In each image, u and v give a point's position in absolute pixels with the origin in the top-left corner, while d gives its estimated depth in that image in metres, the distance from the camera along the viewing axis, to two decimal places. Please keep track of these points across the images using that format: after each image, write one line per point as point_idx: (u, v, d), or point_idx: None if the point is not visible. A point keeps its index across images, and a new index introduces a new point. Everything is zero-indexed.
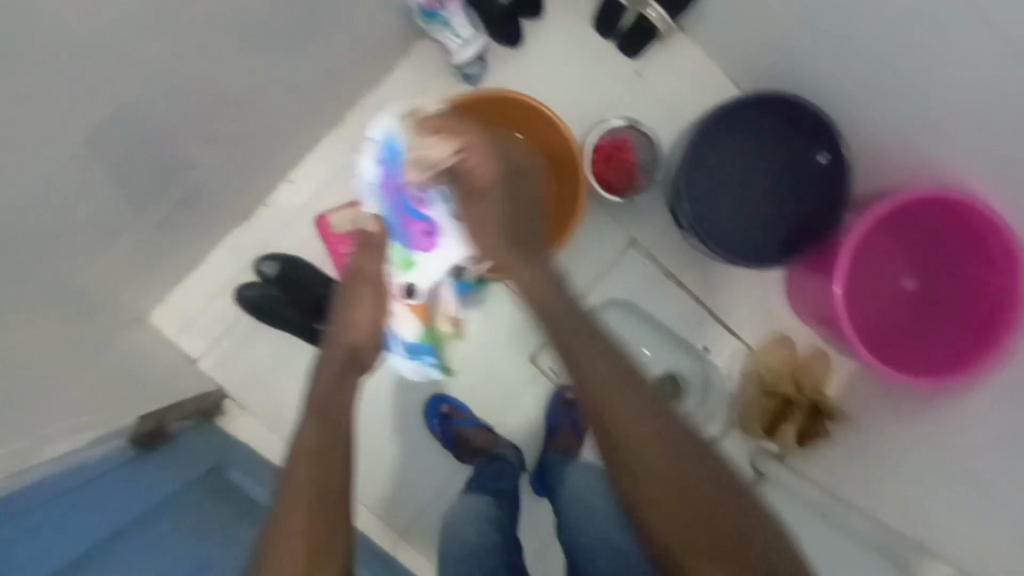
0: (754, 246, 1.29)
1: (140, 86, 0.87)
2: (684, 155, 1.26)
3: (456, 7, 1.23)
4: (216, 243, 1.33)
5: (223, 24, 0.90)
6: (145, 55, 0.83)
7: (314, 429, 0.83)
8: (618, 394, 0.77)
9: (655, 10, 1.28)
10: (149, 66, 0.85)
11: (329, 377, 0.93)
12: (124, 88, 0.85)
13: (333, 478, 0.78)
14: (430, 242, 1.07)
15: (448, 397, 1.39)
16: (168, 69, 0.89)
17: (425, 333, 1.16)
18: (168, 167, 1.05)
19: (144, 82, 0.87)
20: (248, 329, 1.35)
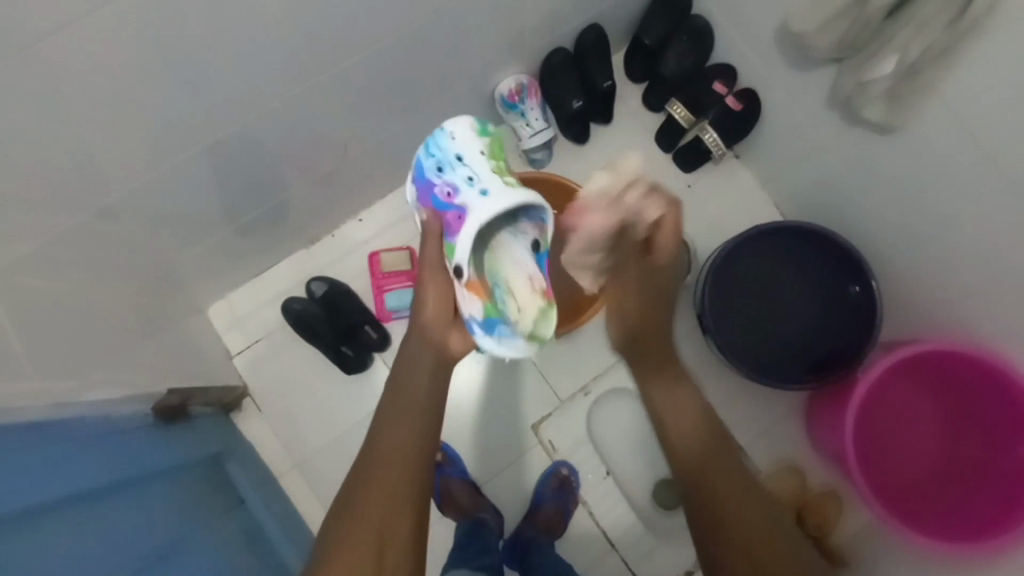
0: (776, 364, 1.31)
1: (260, 124, 1.05)
2: (714, 261, 1.29)
3: (534, 103, 1.40)
4: (281, 258, 1.49)
5: (338, 85, 1.08)
6: (269, 101, 1.02)
7: (398, 418, 0.95)
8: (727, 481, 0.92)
9: (711, 135, 1.40)
10: (269, 110, 1.04)
11: (409, 363, 1.02)
12: (248, 124, 1.03)
13: (402, 463, 0.90)
14: (460, 224, 0.98)
15: (446, 445, 1.44)
16: (287, 115, 1.07)
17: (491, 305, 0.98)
18: (262, 190, 1.23)
19: (264, 122, 1.05)
20: (285, 339, 1.47)
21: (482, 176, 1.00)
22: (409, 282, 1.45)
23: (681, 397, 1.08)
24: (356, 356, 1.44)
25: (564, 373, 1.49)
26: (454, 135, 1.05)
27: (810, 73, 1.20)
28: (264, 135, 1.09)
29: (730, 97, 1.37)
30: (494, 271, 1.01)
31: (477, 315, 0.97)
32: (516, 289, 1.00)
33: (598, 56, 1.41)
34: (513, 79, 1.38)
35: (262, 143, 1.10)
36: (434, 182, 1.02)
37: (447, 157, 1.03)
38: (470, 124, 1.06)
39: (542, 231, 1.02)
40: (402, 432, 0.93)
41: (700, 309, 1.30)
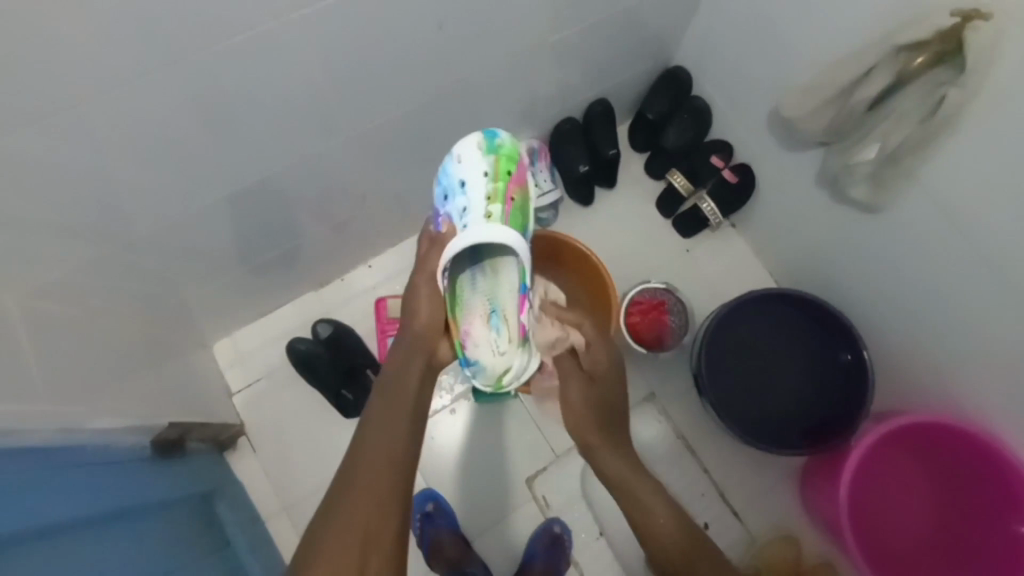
0: (771, 430, 1.33)
1: (285, 171, 1.13)
2: (710, 325, 1.33)
3: (542, 165, 1.48)
4: (290, 299, 1.53)
5: (361, 142, 1.17)
6: (295, 151, 1.09)
7: (387, 432, 0.96)
8: (708, 569, 0.92)
9: (709, 205, 1.48)
10: (295, 159, 1.11)
11: (399, 362, 1.07)
12: (273, 170, 1.11)
13: (387, 479, 0.91)
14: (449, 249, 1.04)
15: (438, 494, 1.42)
16: (310, 164, 1.14)
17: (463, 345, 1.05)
18: (279, 233, 1.28)
19: (288, 169, 1.13)
20: (286, 379, 1.48)
21: (473, 203, 1.03)
22: None
23: (648, 498, 0.99)
24: (355, 401, 1.45)
25: (561, 426, 1.49)
26: (462, 161, 1.08)
27: (798, 153, 1.28)
28: (288, 182, 1.16)
29: (727, 170, 1.46)
30: (492, 301, 1.05)
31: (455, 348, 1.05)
32: (509, 321, 1.05)
33: (604, 126, 1.50)
34: (524, 144, 1.46)
35: (285, 189, 1.17)
36: (444, 204, 1.08)
37: (453, 184, 1.07)
38: (476, 149, 1.07)
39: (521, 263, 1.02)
40: (390, 445, 0.94)
41: (698, 370, 1.33)
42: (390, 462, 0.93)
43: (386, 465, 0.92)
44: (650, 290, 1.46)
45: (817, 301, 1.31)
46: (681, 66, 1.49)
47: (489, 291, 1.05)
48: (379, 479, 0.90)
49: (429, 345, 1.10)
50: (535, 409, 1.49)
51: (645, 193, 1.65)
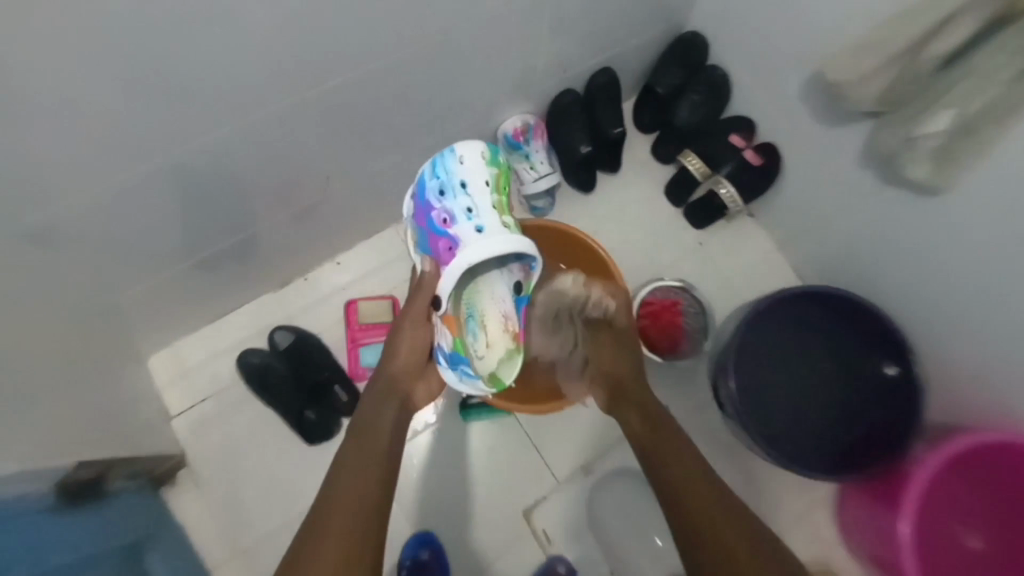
0: (802, 450, 1.16)
1: (226, 148, 0.89)
2: (740, 326, 1.14)
3: (539, 145, 1.27)
4: (242, 303, 1.29)
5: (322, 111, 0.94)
6: (238, 121, 0.86)
7: (357, 486, 0.80)
8: (711, 513, 0.81)
9: (728, 189, 1.30)
10: (238, 133, 0.88)
11: (371, 409, 0.94)
12: (209, 146, 0.87)
13: (353, 539, 0.73)
14: (451, 255, 0.99)
15: (438, 540, 1.23)
16: (258, 139, 0.91)
17: (456, 343, 1.02)
18: (222, 223, 1.05)
19: (228, 144, 0.89)
20: (238, 397, 1.25)
21: (479, 211, 1.00)
22: (388, 337, 1.28)
23: (666, 443, 0.93)
24: (322, 424, 1.22)
25: (561, 447, 1.31)
26: (463, 166, 1.02)
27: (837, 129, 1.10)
28: (231, 162, 0.93)
29: (750, 150, 1.27)
30: (469, 307, 1.03)
31: (444, 346, 1.01)
32: (487, 327, 1.03)
33: (609, 102, 1.29)
34: (519, 119, 1.25)
35: (228, 170, 0.94)
36: (437, 202, 1.00)
37: (453, 186, 1.01)
38: (479, 161, 1.04)
39: (527, 275, 1.04)
40: (361, 494, 0.79)
41: (722, 382, 1.15)
42: (362, 518, 0.76)
43: (356, 520, 0.75)
44: (661, 289, 1.29)
45: (866, 303, 1.13)
46: (697, 31, 1.29)
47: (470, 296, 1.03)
48: (344, 536, 0.73)
49: (403, 390, 1.00)
50: (533, 428, 1.31)
51: (653, 179, 1.46)
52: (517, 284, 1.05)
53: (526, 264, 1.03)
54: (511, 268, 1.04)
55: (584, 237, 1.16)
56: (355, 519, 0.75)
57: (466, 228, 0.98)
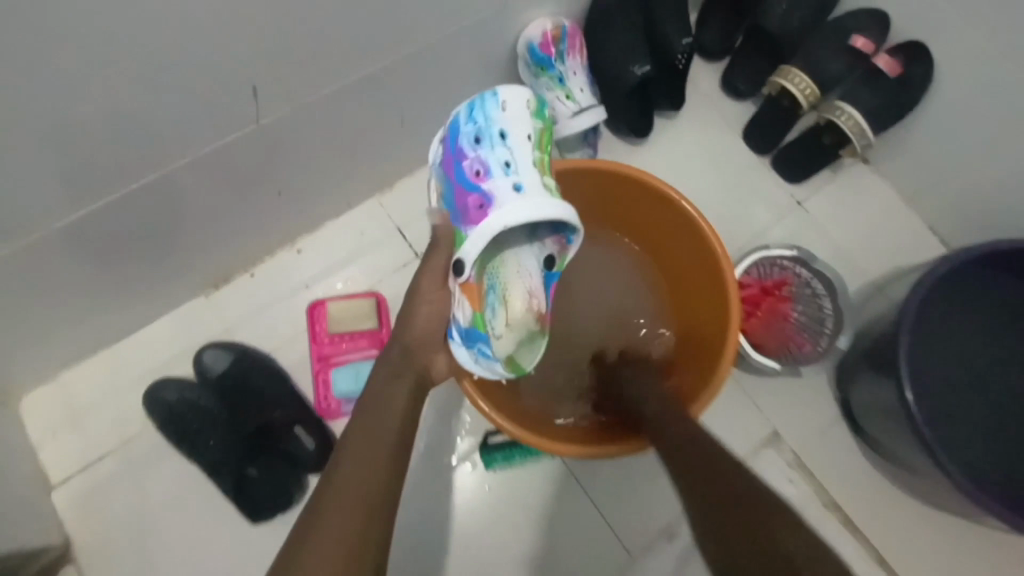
0: (1004, 484, 0.80)
1: (88, 43, 0.50)
2: (923, 300, 0.77)
3: (576, 65, 0.90)
4: (160, 312, 0.91)
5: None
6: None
7: (373, 456, 0.51)
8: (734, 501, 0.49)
9: (846, 116, 0.90)
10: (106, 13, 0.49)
11: (383, 380, 0.60)
12: (49, 36, 0.48)
13: (372, 534, 0.45)
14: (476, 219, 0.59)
15: None
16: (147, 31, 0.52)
17: (475, 320, 0.61)
18: (103, 191, 0.66)
19: (91, 37, 0.50)
20: (152, 452, 0.86)
21: (526, 169, 0.61)
22: (371, 351, 0.89)
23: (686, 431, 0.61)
24: (270, 485, 0.83)
25: (630, 500, 0.91)
26: (507, 107, 0.63)
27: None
28: (100, 76, 0.54)
29: (883, 56, 0.89)
30: (489, 276, 0.62)
31: (460, 321, 0.60)
32: (508, 297, 0.62)
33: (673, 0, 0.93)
34: (549, 20, 0.86)
35: (95, 91, 0.55)
36: (467, 155, 0.62)
37: (491, 133, 0.62)
38: (529, 101, 0.65)
39: (565, 252, 0.64)
40: (370, 489, 0.48)
41: (899, 401, 0.77)
42: (381, 502, 0.47)
43: (371, 502, 0.47)
44: (761, 266, 0.94)
45: None
46: None
47: (490, 256, 0.63)
48: (354, 525, 0.44)
49: (421, 361, 0.64)
50: (586, 475, 0.91)
51: (729, 118, 1.05)
52: (549, 256, 0.65)
53: (564, 237, 0.63)
54: (542, 237, 0.64)
55: (672, 195, 0.76)
56: (368, 498, 0.47)
57: (503, 188, 0.60)
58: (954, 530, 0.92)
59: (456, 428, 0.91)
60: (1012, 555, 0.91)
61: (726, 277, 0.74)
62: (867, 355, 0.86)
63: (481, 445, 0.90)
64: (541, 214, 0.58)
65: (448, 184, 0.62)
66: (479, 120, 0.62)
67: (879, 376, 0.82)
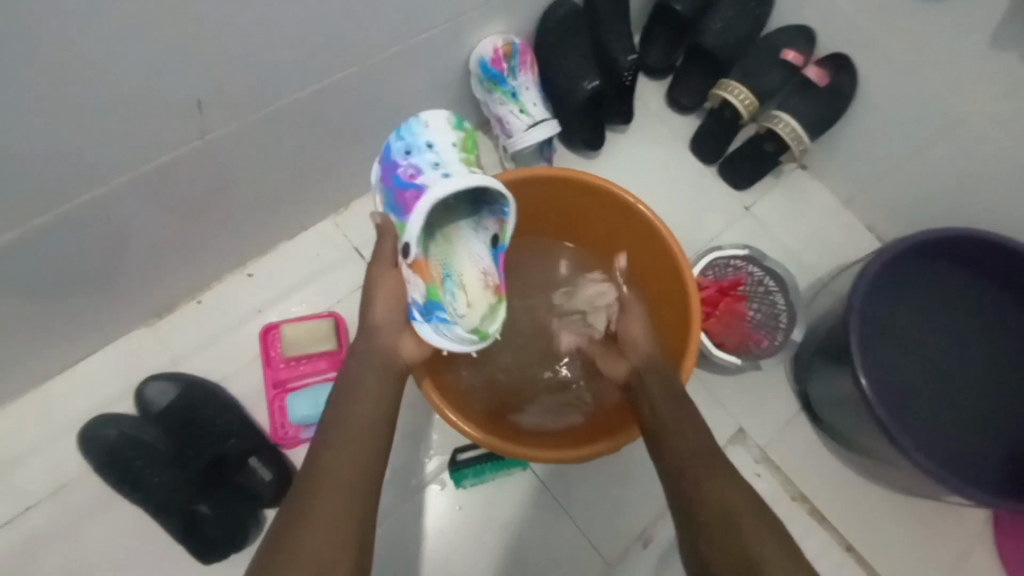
0: (957, 463, 0.84)
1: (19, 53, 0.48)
2: (869, 291, 0.81)
3: (529, 81, 0.92)
4: (98, 347, 0.84)
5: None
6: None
7: (348, 472, 0.51)
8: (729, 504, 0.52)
9: (785, 122, 0.95)
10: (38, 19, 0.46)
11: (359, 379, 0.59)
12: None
13: (343, 560, 0.46)
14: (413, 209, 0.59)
15: None
16: (85, 38, 0.50)
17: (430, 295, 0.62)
18: (31, 217, 0.61)
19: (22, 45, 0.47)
20: (92, 498, 0.79)
21: (454, 163, 0.62)
22: (331, 373, 0.86)
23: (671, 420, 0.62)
24: (223, 522, 0.78)
25: (605, 511, 0.89)
26: (431, 123, 0.65)
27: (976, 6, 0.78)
28: (31, 89, 0.51)
29: (812, 68, 0.96)
30: (442, 264, 0.65)
31: (415, 297, 0.61)
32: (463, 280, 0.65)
33: (617, 17, 0.96)
34: (501, 38, 0.88)
35: (21, 108, 0.52)
36: (399, 163, 0.63)
37: (418, 144, 0.63)
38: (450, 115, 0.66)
39: (505, 227, 0.63)
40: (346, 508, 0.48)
41: (857, 389, 0.80)
42: (354, 522, 0.48)
43: (342, 524, 0.48)
44: (716, 266, 0.97)
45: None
46: None
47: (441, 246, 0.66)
48: (326, 551, 0.45)
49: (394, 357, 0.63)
50: (559, 489, 0.89)
51: (676, 131, 1.10)
52: (493, 235, 0.65)
53: (501, 214, 0.63)
54: (484, 222, 0.65)
55: (629, 199, 0.77)
56: (339, 521, 0.48)
57: (432, 177, 0.60)
58: (918, 515, 0.94)
59: (423, 449, 0.88)
60: (974, 534, 0.94)
61: (686, 277, 0.75)
62: (820, 348, 0.89)
63: (449, 465, 0.87)
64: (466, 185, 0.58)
65: (387, 192, 0.63)
66: (407, 135, 0.64)
67: (836, 367, 0.84)
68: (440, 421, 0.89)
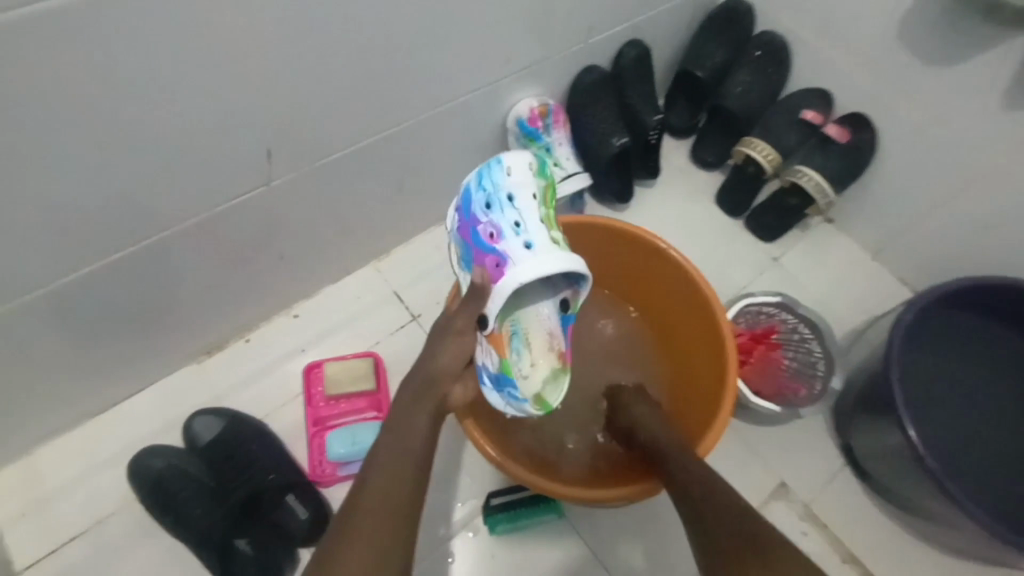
0: (1018, 522, 0.80)
1: (110, 98, 0.56)
2: (899, 336, 0.80)
3: (562, 137, 0.99)
4: (150, 382, 0.89)
5: (271, 48, 0.61)
6: (129, 42, 0.53)
7: (398, 465, 0.57)
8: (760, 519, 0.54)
9: (807, 175, 0.98)
10: (132, 68, 0.55)
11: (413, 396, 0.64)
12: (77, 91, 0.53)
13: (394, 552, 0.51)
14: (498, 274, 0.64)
15: None
16: (168, 86, 0.58)
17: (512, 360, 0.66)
18: (105, 250, 0.68)
19: (114, 90, 0.55)
20: (133, 530, 0.81)
21: (535, 230, 0.66)
22: (369, 413, 0.89)
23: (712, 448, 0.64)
24: (258, 560, 0.78)
25: (640, 566, 0.86)
26: (512, 172, 0.69)
27: (983, 59, 0.83)
28: (121, 131, 0.59)
29: (832, 125, 0.99)
30: (511, 319, 0.67)
31: (488, 368, 0.65)
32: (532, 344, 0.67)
33: (642, 82, 1.04)
34: (536, 100, 0.96)
35: (116, 154, 0.60)
36: (478, 219, 0.67)
37: (498, 196, 0.67)
38: (531, 162, 0.70)
39: (577, 296, 0.68)
40: (399, 487, 0.56)
41: (904, 441, 0.78)
42: (401, 512, 0.54)
43: (393, 529, 0.52)
44: (748, 313, 0.98)
45: None
46: None
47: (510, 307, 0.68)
48: (384, 533, 0.52)
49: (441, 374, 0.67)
50: (595, 541, 0.87)
51: (701, 185, 1.15)
52: (564, 300, 0.69)
53: (576, 284, 0.68)
54: (557, 286, 0.69)
55: (660, 245, 0.82)
56: (391, 528, 0.52)
57: (514, 246, 0.64)
58: None
59: (454, 493, 0.87)
60: None
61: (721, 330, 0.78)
62: (860, 399, 0.87)
63: (482, 510, 0.86)
64: (543, 272, 0.63)
65: (467, 248, 0.67)
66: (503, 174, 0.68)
67: (877, 417, 0.83)
68: (471, 463, 0.89)
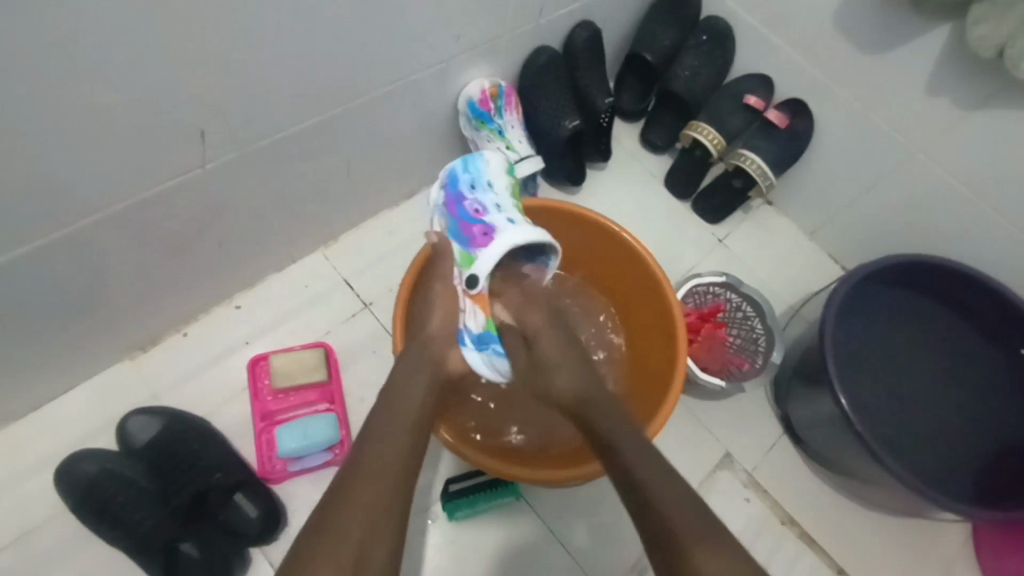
0: (932, 479, 0.88)
1: (13, 75, 0.49)
2: (833, 308, 0.86)
3: (514, 120, 0.98)
4: (75, 383, 0.82)
5: (199, 23, 0.56)
6: (31, 14, 0.47)
7: (402, 437, 0.57)
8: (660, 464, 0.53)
9: (749, 158, 1.02)
10: (36, 42, 0.49)
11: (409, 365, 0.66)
12: None
13: (391, 517, 0.50)
14: (487, 240, 0.74)
15: None
16: (82, 62, 0.52)
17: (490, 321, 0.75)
18: (15, 244, 0.61)
19: (16, 67, 0.49)
20: (65, 542, 0.76)
21: (512, 211, 0.78)
22: (321, 405, 0.86)
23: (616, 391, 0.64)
24: (208, 562, 0.75)
25: (597, 540, 0.88)
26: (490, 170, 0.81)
27: (911, 50, 0.87)
28: (25, 112, 0.52)
29: (772, 111, 1.03)
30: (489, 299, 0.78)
31: (473, 326, 0.72)
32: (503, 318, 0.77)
33: (593, 65, 1.03)
34: (486, 81, 0.94)
35: (20, 138, 0.54)
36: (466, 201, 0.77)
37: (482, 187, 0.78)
38: (503, 165, 0.83)
39: (544, 274, 0.81)
40: (400, 457, 0.55)
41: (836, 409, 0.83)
42: (398, 484, 0.53)
43: (386, 516, 0.50)
44: (696, 294, 1.02)
45: (976, 274, 0.87)
46: None
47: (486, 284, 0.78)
48: (381, 497, 0.51)
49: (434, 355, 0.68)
50: (552, 518, 0.88)
51: (651, 169, 1.16)
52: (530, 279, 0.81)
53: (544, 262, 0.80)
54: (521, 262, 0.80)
55: (612, 227, 0.83)
56: (385, 511, 0.50)
57: (499, 221, 0.76)
58: (900, 533, 0.96)
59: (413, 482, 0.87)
60: (955, 551, 0.96)
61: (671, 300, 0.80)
62: (796, 370, 0.93)
63: (442, 495, 0.86)
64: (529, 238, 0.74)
65: (454, 223, 0.77)
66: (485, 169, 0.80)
67: (813, 389, 0.88)
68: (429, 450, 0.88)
